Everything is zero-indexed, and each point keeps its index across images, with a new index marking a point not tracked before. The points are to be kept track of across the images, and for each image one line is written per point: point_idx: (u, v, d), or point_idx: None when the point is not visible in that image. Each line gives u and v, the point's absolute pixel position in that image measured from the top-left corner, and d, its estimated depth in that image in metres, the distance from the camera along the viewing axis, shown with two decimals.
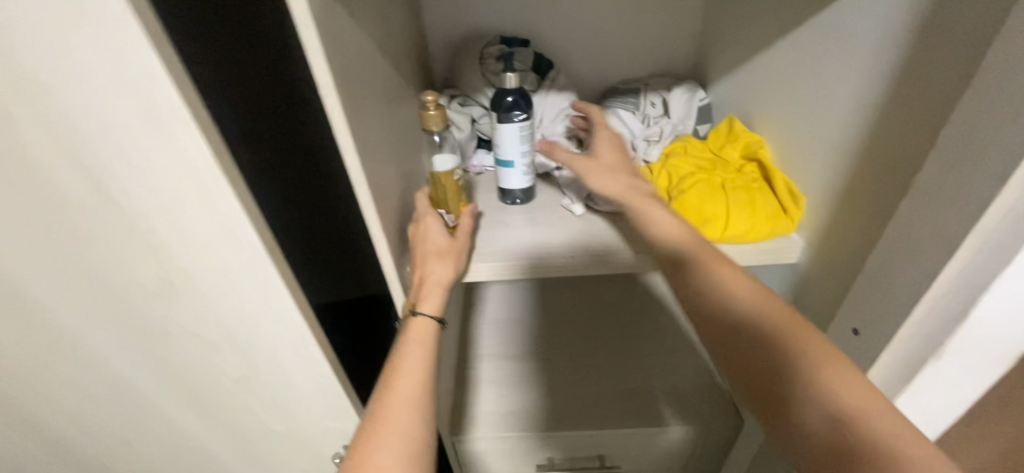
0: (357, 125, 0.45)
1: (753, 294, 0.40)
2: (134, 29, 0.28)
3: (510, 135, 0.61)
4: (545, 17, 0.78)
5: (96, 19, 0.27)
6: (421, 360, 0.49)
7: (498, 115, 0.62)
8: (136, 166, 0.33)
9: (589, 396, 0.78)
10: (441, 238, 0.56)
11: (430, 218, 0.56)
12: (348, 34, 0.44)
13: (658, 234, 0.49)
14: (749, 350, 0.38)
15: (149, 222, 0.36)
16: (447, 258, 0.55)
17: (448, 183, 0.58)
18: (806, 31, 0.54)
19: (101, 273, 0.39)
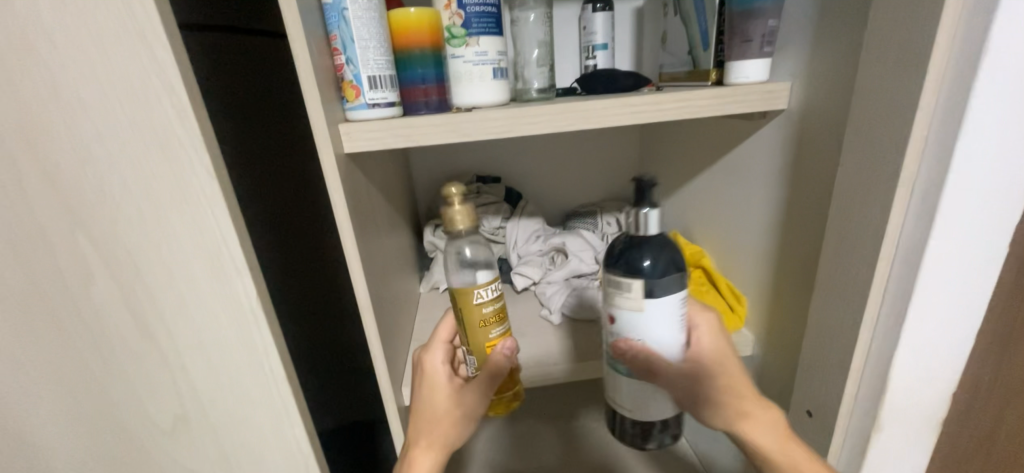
0: (364, 256, 0.52)
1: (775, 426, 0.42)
2: (206, 196, 0.34)
3: (665, 311, 0.40)
4: (513, 158, 0.94)
5: (175, 189, 0.34)
6: None
7: (644, 289, 0.40)
8: (187, 313, 0.37)
9: None
10: (441, 384, 0.46)
11: (435, 355, 0.48)
12: (363, 188, 0.55)
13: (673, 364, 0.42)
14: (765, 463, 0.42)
15: (182, 361, 0.39)
16: (448, 423, 0.45)
17: (477, 313, 0.46)
18: (715, 170, 0.70)
19: (116, 402, 0.41)
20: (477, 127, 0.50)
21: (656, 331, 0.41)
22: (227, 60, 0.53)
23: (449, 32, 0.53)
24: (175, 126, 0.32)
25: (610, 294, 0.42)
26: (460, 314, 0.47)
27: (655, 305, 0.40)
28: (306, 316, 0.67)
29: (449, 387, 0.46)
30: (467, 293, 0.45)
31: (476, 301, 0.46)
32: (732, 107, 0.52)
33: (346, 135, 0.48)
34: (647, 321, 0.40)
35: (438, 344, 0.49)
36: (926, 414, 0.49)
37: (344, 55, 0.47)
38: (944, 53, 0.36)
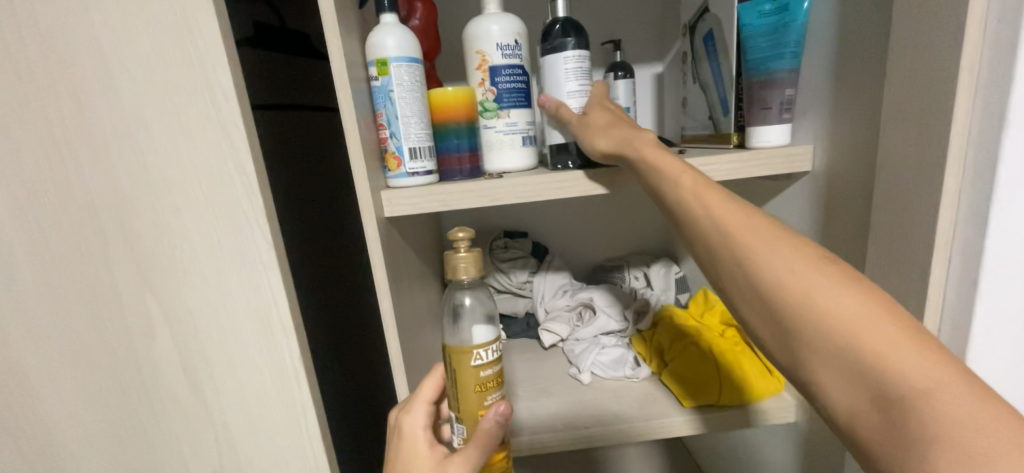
0: (398, 313, 0.54)
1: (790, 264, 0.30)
2: (263, 261, 0.37)
3: (561, 66, 0.55)
4: (540, 215, 0.97)
5: (237, 255, 0.37)
6: None
7: (548, 46, 0.56)
8: (235, 371, 0.40)
9: None
10: (420, 448, 0.44)
11: (414, 418, 0.46)
12: (400, 247, 0.58)
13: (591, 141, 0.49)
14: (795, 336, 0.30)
15: (226, 418, 0.41)
16: None
17: (468, 372, 0.45)
18: None
19: (162, 455, 0.43)
20: (507, 192, 0.53)
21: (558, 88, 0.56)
22: (289, 133, 0.59)
23: (483, 105, 0.58)
24: (243, 201, 0.36)
25: (544, 74, 0.57)
26: (450, 373, 0.46)
27: (553, 58, 0.55)
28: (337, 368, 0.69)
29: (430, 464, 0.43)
30: (466, 352, 0.45)
31: (473, 362, 0.45)
32: (755, 170, 0.53)
33: (386, 201, 0.52)
34: (551, 79, 0.56)
35: (416, 408, 0.47)
36: None
37: (388, 130, 0.52)
38: (967, 121, 0.36)
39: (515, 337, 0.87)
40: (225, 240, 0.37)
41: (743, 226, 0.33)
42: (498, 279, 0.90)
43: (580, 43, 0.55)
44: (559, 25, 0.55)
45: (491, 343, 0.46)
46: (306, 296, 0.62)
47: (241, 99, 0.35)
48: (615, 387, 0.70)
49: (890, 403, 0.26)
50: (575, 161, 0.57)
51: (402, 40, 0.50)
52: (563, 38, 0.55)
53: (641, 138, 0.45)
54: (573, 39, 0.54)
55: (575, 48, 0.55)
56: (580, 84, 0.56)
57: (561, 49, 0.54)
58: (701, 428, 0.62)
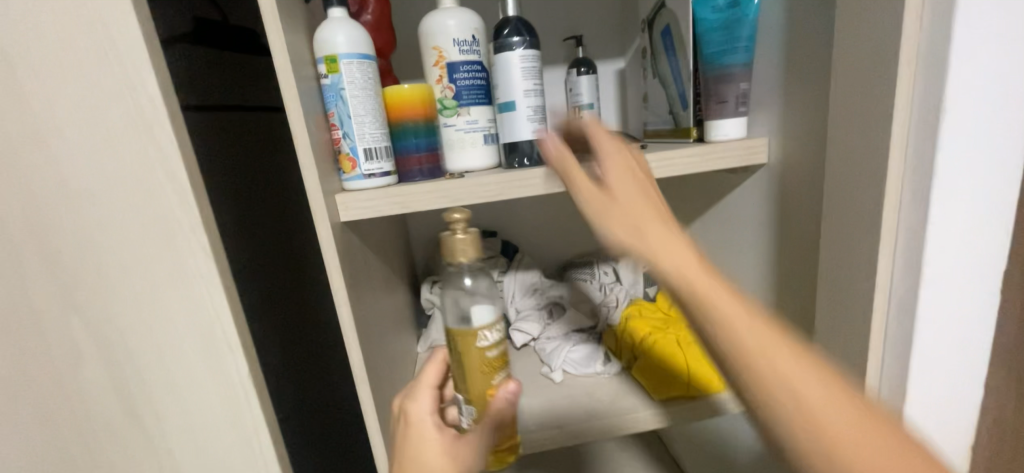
0: (360, 321, 0.52)
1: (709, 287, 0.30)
2: (201, 275, 0.34)
3: (510, 67, 0.54)
4: (508, 213, 0.96)
5: (172, 269, 0.34)
6: None
7: (496, 46, 0.55)
8: (176, 393, 0.37)
9: None
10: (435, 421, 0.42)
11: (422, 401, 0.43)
12: (359, 253, 0.55)
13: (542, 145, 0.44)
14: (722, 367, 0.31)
15: (169, 444, 0.38)
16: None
17: (475, 352, 0.46)
18: (705, 220, 0.72)
19: None
20: (469, 192, 0.52)
21: (508, 91, 0.55)
22: (232, 136, 0.56)
23: (442, 103, 0.56)
24: (175, 211, 0.33)
25: (495, 75, 0.56)
26: (458, 355, 0.46)
27: (502, 59, 0.55)
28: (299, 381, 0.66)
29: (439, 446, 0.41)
30: (470, 334, 0.46)
31: (478, 344, 0.46)
32: (714, 163, 0.54)
33: (342, 205, 0.50)
34: (500, 81, 0.55)
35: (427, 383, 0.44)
36: None
37: (341, 130, 0.50)
38: (908, 113, 0.38)
39: None
40: (156, 253, 0.34)
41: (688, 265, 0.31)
42: None
43: (529, 42, 0.54)
44: (508, 24, 0.55)
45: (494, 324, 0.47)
46: (260, 307, 0.59)
47: (167, 99, 0.32)
48: (587, 383, 0.70)
49: (781, 442, 0.28)
50: (529, 161, 0.56)
51: (353, 35, 0.48)
52: (510, 38, 0.54)
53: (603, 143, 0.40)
54: (521, 39, 0.54)
55: (523, 47, 0.54)
56: (532, 85, 0.55)
57: (509, 50, 0.54)
58: (672, 418, 0.63)
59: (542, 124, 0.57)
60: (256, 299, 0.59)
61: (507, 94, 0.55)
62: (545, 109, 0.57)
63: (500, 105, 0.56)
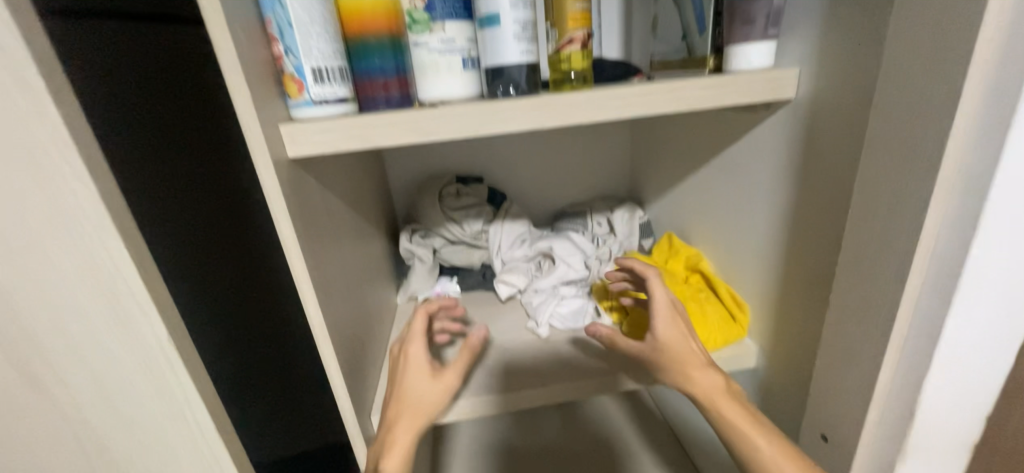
0: (319, 275, 0.46)
1: (426, 386, 0.50)
2: (94, 216, 0.27)
3: None
4: (496, 157, 0.87)
5: (52, 209, 0.27)
6: (405, 445, 0.46)
7: None
8: (80, 357, 0.31)
9: None
10: (426, 387, 0.50)
11: (394, 453, 0.45)
12: (316, 197, 0.48)
13: (416, 376, 0.50)
14: (400, 401, 0.49)
15: (81, 411, 0.33)
16: (426, 388, 0.50)
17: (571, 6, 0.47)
18: (715, 165, 0.65)
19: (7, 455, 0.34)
20: (440, 125, 0.43)
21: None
22: (126, 46, 0.46)
23: (410, 16, 0.45)
24: (40, 135, 0.25)
25: None
26: (558, 15, 0.48)
27: None
28: (249, 331, 0.60)
29: (432, 372, 0.51)
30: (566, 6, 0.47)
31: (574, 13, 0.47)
32: (708, 95, 0.47)
33: (288, 135, 0.42)
34: None
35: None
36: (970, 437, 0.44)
37: (282, 44, 0.40)
38: (995, 32, 0.30)
39: (470, 290, 0.81)
40: (29, 186, 0.27)
41: (418, 360, 0.51)
42: (450, 229, 0.82)
43: None
44: None
45: (573, 36, 0.48)
46: (184, 259, 0.51)
47: None
48: (574, 340, 0.66)
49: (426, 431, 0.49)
50: (517, 90, 0.47)
51: None
52: None
53: (419, 352, 0.52)
54: None
55: None
56: None
57: None
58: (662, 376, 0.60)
59: (533, 45, 0.47)
60: (179, 248, 0.51)
61: (491, 3, 0.45)
62: (537, 26, 0.47)
63: (482, 19, 0.46)
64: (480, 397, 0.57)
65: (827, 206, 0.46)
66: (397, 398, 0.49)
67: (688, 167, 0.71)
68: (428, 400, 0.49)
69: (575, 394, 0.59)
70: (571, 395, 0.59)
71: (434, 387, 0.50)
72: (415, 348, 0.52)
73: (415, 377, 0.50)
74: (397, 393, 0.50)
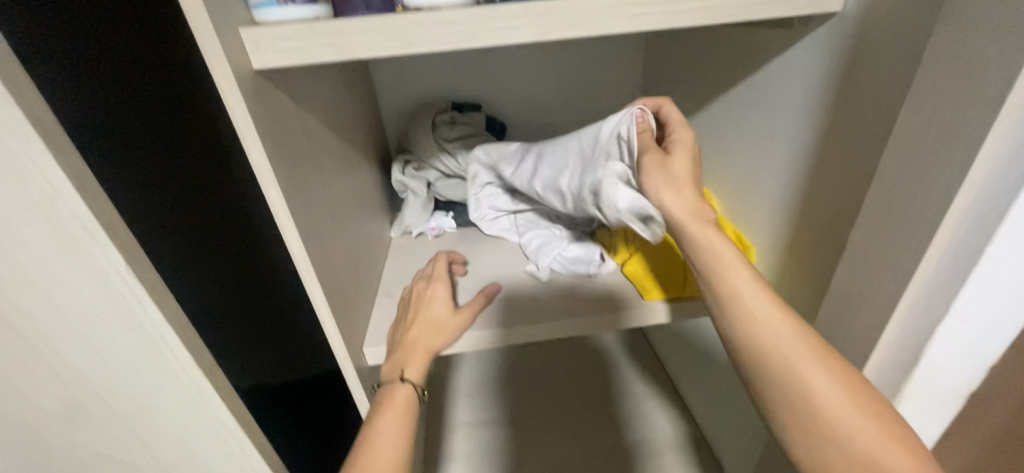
0: (299, 203, 0.43)
1: (446, 318, 0.54)
2: (21, 122, 0.24)
3: None
4: (497, 83, 0.80)
5: None
6: (417, 366, 0.49)
7: None
8: (33, 282, 0.29)
9: (566, 462, 0.78)
10: (444, 313, 0.54)
11: (415, 362, 0.49)
12: (292, 117, 0.43)
13: (437, 306, 0.54)
14: (416, 327, 0.52)
15: (46, 339, 0.31)
16: (445, 322, 0.53)
17: None
18: (737, 94, 0.59)
19: None
20: (429, 34, 0.37)
21: None
22: None
23: None
24: None
25: None
26: None
27: None
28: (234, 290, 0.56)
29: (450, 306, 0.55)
30: None
31: None
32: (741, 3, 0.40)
33: (251, 44, 0.36)
34: None
35: (393, 413, 0.45)
36: (976, 382, 0.43)
37: None
38: None
39: (466, 225, 0.78)
40: None
41: (440, 291, 0.56)
42: (443, 161, 0.76)
43: None
44: None
45: None
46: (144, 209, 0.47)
47: None
48: (571, 278, 0.64)
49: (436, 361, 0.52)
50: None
51: None
52: None
53: (440, 287, 0.57)
54: None
55: None
56: None
57: None
58: (667, 314, 0.61)
59: None
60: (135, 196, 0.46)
61: None
62: None
63: None
64: (488, 328, 0.56)
65: (864, 142, 0.42)
66: (412, 325, 0.53)
67: (707, 95, 0.65)
68: (448, 329, 0.53)
69: (581, 328, 0.58)
70: (576, 332, 0.58)
71: (456, 320, 0.54)
72: (439, 283, 0.57)
73: (433, 305, 0.55)
74: (414, 321, 0.53)
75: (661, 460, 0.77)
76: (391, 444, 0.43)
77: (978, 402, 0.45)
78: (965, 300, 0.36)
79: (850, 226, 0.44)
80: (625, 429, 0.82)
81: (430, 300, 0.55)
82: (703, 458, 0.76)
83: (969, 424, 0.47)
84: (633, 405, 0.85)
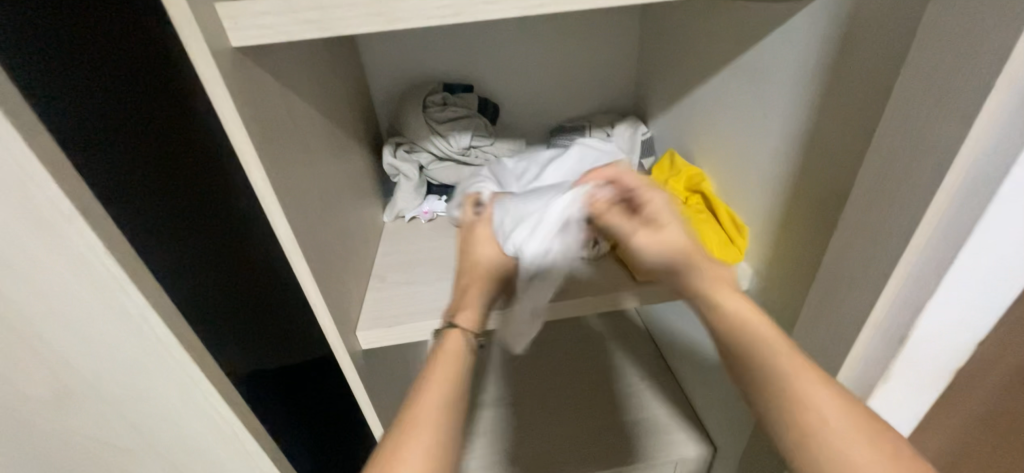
0: (285, 187, 0.42)
1: (496, 263, 0.52)
2: None
3: None
4: (488, 63, 0.79)
5: None
6: (469, 315, 0.49)
7: None
8: (11, 268, 0.28)
9: (561, 442, 0.78)
10: (496, 257, 0.52)
11: (467, 309, 0.49)
12: (276, 99, 0.42)
13: (486, 251, 0.52)
14: (470, 270, 0.52)
15: (29, 325, 0.31)
16: (498, 268, 0.52)
17: None
18: (731, 72, 0.58)
19: None
20: (415, 10, 0.36)
21: None
22: None
23: None
24: None
25: None
26: None
27: None
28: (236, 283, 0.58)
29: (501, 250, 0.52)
30: None
31: None
32: None
33: (229, 22, 0.35)
34: None
35: (449, 358, 0.46)
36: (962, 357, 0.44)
37: None
38: None
39: None
40: None
41: (488, 235, 0.53)
42: (434, 143, 0.75)
43: None
44: None
45: None
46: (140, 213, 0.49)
47: None
48: None
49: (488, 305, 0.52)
50: None
51: None
52: None
53: (488, 227, 0.53)
54: None
55: None
56: None
57: None
58: None
59: None
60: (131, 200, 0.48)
61: None
62: None
63: None
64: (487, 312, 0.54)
65: (860, 119, 0.41)
66: (465, 269, 0.52)
67: (703, 74, 0.64)
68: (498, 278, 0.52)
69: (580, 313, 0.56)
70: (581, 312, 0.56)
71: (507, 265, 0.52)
72: (486, 223, 0.54)
73: (484, 248, 0.52)
74: (466, 265, 0.52)
75: (654, 438, 0.78)
76: (447, 388, 0.43)
77: (965, 375, 0.46)
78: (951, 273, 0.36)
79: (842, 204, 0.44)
80: (619, 408, 0.83)
81: (482, 242, 0.53)
82: (696, 435, 0.78)
83: (956, 396, 0.48)
84: (627, 385, 0.86)
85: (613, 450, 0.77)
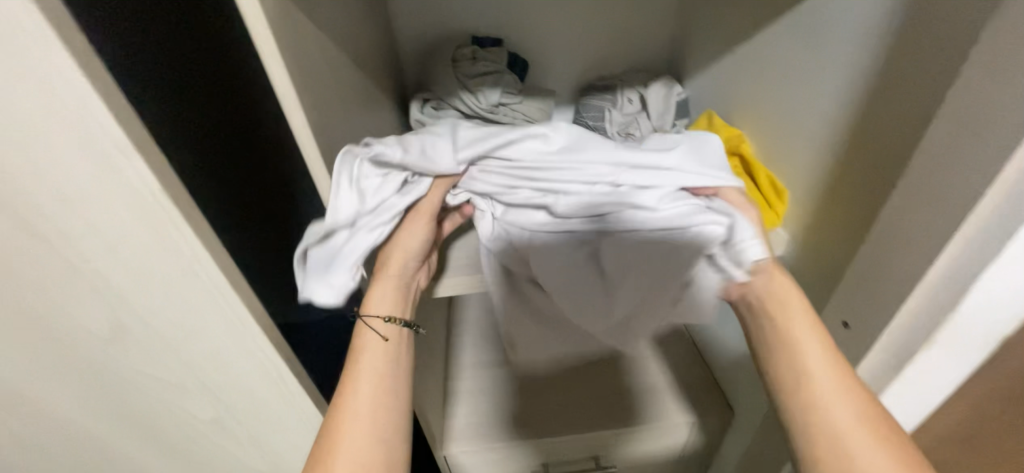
0: (323, 135, 0.41)
1: (404, 247, 0.45)
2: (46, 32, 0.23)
3: None
4: (519, 16, 0.76)
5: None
6: (389, 297, 0.46)
7: None
8: (69, 202, 0.29)
9: (560, 404, 0.80)
10: (416, 238, 0.45)
11: (384, 298, 0.46)
12: (313, 43, 0.41)
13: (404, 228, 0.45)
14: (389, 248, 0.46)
15: (87, 259, 0.32)
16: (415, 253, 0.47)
17: None
18: (784, 24, 0.54)
19: (23, 296, 0.34)
20: None
21: None
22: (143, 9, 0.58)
23: None
24: None
25: None
26: None
27: None
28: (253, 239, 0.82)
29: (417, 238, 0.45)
30: None
31: None
32: None
33: None
34: None
35: (374, 353, 0.45)
36: (1011, 326, 0.42)
37: None
38: None
39: None
40: None
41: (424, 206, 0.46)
42: (463, 98, 0.72)
43: None
44: None
45: None
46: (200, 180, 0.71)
47: None
48: None
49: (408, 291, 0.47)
50: None
51: None
52: None
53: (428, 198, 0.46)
54: None
55: None
56: None
57: None
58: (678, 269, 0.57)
59: None
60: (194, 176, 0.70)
61: None
62: None
63: None
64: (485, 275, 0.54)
65: (929, 73, 0.38)
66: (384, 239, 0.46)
67: (750, 27, 0.60)
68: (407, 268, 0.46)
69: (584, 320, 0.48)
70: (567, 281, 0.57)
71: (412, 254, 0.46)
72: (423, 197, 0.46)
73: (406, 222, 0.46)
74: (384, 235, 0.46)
75: (658, 402, 0.78)
76: (372, 387, 0.43)
77: (1009, 345, 0.45)
78: (1018, 242, 0.35)
79: (900, 166, 0.42)
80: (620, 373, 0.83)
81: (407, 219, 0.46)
82: (711, 399, 0.79)
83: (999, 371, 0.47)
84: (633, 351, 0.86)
85: (611, 412, 0.77)
